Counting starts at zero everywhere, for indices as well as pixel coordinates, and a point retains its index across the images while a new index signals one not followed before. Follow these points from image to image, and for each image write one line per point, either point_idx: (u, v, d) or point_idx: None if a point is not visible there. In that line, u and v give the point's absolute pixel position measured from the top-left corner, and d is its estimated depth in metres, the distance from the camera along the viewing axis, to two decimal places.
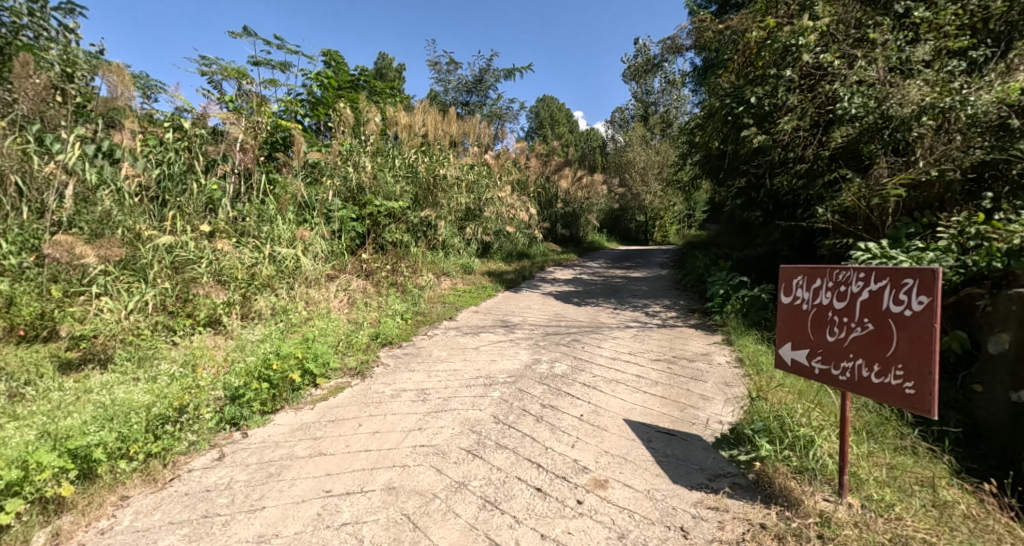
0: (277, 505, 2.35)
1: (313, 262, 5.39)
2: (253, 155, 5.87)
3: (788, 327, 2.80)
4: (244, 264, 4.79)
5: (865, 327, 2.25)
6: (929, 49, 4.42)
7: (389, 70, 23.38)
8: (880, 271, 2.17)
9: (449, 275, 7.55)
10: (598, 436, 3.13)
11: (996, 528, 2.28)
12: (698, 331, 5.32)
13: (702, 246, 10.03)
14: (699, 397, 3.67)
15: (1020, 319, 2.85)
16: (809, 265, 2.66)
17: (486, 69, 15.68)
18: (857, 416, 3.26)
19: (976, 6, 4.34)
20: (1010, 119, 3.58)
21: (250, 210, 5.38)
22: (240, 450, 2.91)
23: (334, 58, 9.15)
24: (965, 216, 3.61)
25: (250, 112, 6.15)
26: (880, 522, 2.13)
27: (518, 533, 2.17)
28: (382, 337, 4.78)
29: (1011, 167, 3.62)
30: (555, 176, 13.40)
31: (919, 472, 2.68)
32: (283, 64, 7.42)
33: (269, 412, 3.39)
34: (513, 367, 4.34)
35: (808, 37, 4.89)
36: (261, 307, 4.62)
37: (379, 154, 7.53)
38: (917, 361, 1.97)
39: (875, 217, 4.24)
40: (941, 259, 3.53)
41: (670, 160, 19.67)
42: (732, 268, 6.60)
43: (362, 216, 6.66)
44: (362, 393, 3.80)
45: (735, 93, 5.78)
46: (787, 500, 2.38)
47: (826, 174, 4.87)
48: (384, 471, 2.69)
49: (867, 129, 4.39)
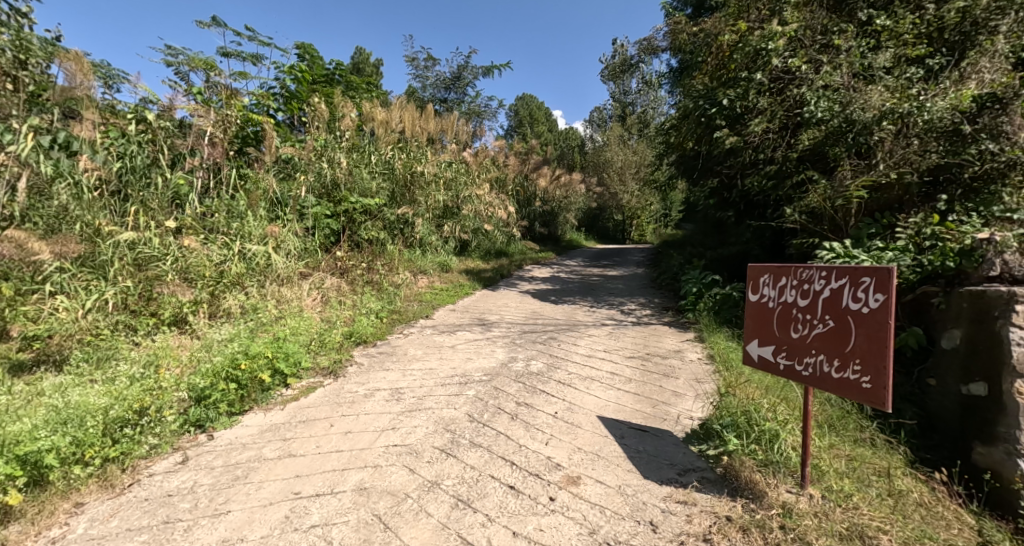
0: (243, 509, 2.30)
1: (286, 259, 5.28)
2: (222, 149, 5.71)
3: (755, 324, 2.87)
4: (213, 261, 4.65)
5: (827, 324, 2.32)
6: (889, 56, 4.57)
7: (366, 65, 22.95)
8: (841, 269, 2.25)
9: (426, 273, 7.50)
10: (572, 433, 3.15)
11: (945, 515, 2.40)
12: (671, 328, 5.41)
13: (677, 245, 10.24)
14: (671, 393, 3.73)
15: (971, 316, 3.00)
16: (775, 264, 2.73)
17: (465, 66, 15.58)
18: (820, 410, 3.37)
19: (932, 16, 4.59)
20: (962, 125, 3.76)
21: (219, 206, 5.23)
22: (206, 453, 2.83)
23: (308, 52, 8.95)
24: (922, 217, 3.79)
25: (219, 105, 5.98)
26: (838, 511, 2.22)
27: (489, 531, 2.17)
28: (356, 336, 4.71)
29: (964, 171, 3.80)
30: (533, 175, 13.44)
31: (877, 463, 2.79)
32: (254, 56, 7.22)
33: (236, 414, 3.30)
34: (489, 365, 4.34)
35: (777, 41, 5.02)
36: (230, 306, 4.48)
37: (355, 150, 7.43)
38: (873, 357, 2.05)
39: (840, 217, 4.39)
40: (899, 258, 3.68)
41: (647, 160, 19.96)
42: (706, 267, 6.74)
43: (337, 213, 6.55)
44: (335, 392, 3.73)
45: (708, 95, 5.90)
46: (752, 493, 2.44)
47: (794, 175, 5.02)
48: (356, 471, 2.66)
49: (832, 132, 4.52)
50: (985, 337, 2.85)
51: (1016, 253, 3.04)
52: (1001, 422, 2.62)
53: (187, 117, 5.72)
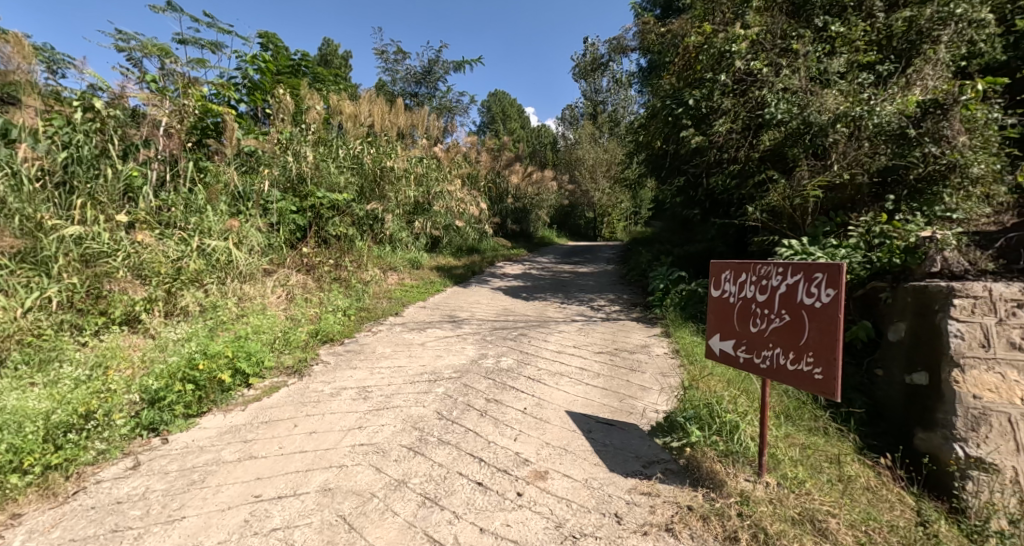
0: (199, 514, 2.21)
1: (248, 255, 5.12)
2: (179, 140, 5.46)
3: (717, 319, 2.95)
4: (169, 257, 4.45)
5: (783, 318, 2.42)
6: (843, 62, 4.77)
7: (334, 57, 22.35)
8: (796, 265, 2.34)
9: (396, 270, 7.39)
10: (540, 429, 3.17)
11: (889, 497, 2.54)
12: (639, 324, 5.52)
13: (646, 242, 10.47)
14: (638, 387, 3.81)
15: (914, 310, 3.18)
16: (735, 260, 2.81)
17: (436, 61, 15.43)
18: (777, 401, 3.51)
19: (882, 24, 4.90)
20: (907, 129, 3.94)
21: (176, 199, 5.00)
22: (159, 457, 2.70)
23: (272, 41, 8.64)
24: (871, 216, 4.00)
25: (176, 95, 5.70)
26: (792, 497, 2.32)
27: (456, 528, 2.16)
28: (322, 334, 4.60)
29: (909, 172, 4.02)
30: (506, 171, 13.43)
31: (829, 450, 2.93)
32: (214, 43, 6.92)
33: (193, 416, 3.16)
34: (459, 362, 4.32)
35: (739, 44, 5.15)
36: (188, 304, 4.30)
37: (321, 144, 7.24)
38: (825, 349, 2.15)
39: (798, 216, 4.59)
40: (851, 255, 3.88)
41: (617, 159, 20.27)
42: (673, 263, 6.91)
43: (303, 208, 6.37)
44: (299, 392, 3.63)
45: (675, 95, 6.02)
46: (712, 482, 2.52)
47: (756, 174, 5.21)
48: (320, 472, 2.59)
49: (792, 134, 4.67)
50: (927, 329, 3.02)
51: (954, 249, 3.26)
52: (940, 409, 2.79)
53: (140, 106, 5.43)
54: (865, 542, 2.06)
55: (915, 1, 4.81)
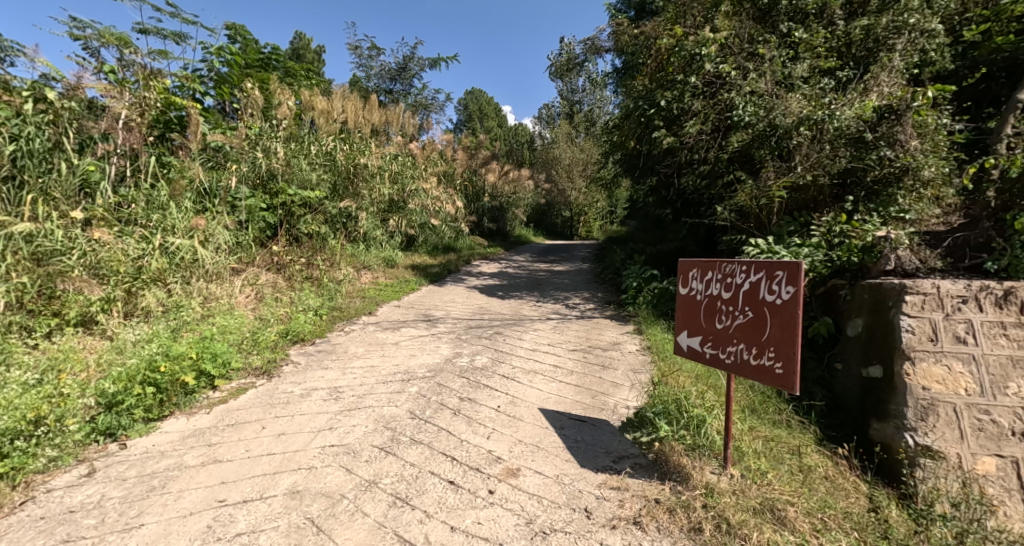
0: (158, 521, 2.14)
1: (214, 254, 4.98)
2: (140, 134, 5.24)
3: (685, 316, 3.01)
4: (128, 255, 4.31)
5: (746, 315, 2.50)
6: (806, 67, 4.94)
7: (307, 52, 21.89)
8: (759, 264, 2.42)
9: (371, 268, 7.29)
10: (513, 426, 3.19)
11: (846, 486, 2.66)
12: (612, 322, 5.60)
13: (620, 241, 10.62)
14: (610, 383, 3.87)
15: (870, 306, 3.33)
16: (703, 259, 2.88)
17: (411, 57, 15.28)
18: (743, 395, 3.62)
19: (841, 32, 5.07)
20: (865, 133, 4.12)
21: (137, 195, 4.85)
22: (116, 463, 2.59)
23: (240, 33, 8.39)
24: (832, 216, 4.16)
25: (136, 87, 5.48)
26: (753, 488, 2.40)
27: (427, 527, 2.15)
28: (292, 333, 4.49)
29: (866, 174, 4.19)
30: (482, 169, 13.39)
31: (791, 442, 3.04)
32: (178, 34, 6.68)
33: (154, 420, 3.04)
34: (433, 361, 4.30)
35: (709, 48, 5.28)
36: (149, 304, 4.15)
37: (292, 140, 7.10)
38: (785, 344, 2.23)
39: (764, 216, 4.73)
40: (814, 254, 4.01)
41: (594, 159, 20.45)
42: (646, 262, 7.04)
43: (274, 205, 6.23)
44: (268, 393, 3.56)
45: (647, 96, 6.09)
46: (679, 475, 2.58)
47: (725, 175, 5.34)
48: (288, 474, 2.54)
49: (759, 135, 4.81)
50: (882, 324, 3.15)
51: (905, 248, 3.47)
52: (893, 400, 2.91)
53: (97, 97, 5.21)
54: (821, 529, 2.15)
55: (872, 10, 5.02)
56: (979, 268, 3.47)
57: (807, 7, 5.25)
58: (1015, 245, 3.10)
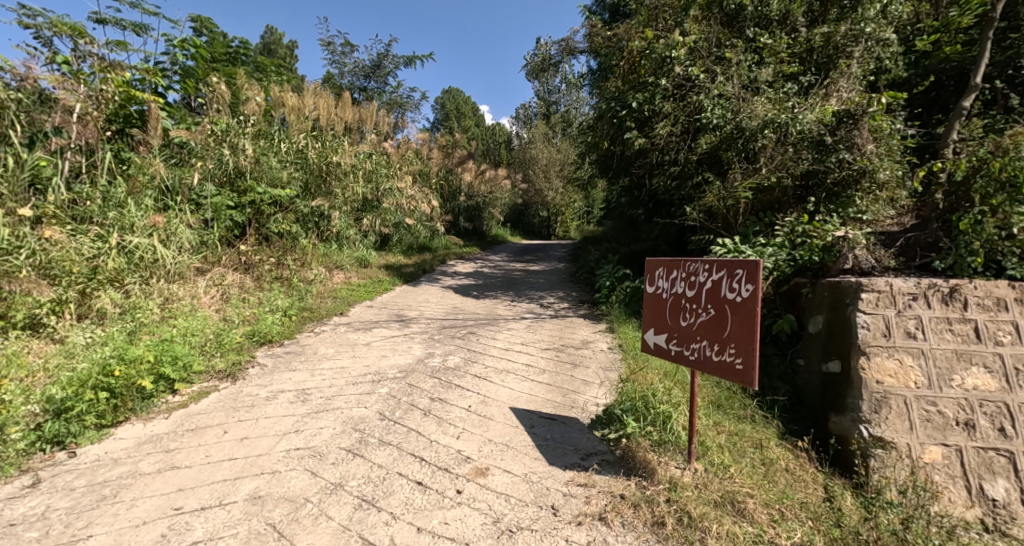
0: (108, 532, 2.06)
1: (176, 254, 4.82)
2: (96, 128, 5.05)
3: (652, 314, 3.05)
4: (83, 255, 4.15)
5: (709, 312, 2.55)
6: (771, 72, 5.10)
7: (279, 47, 21.45)
8: (720, 262, 2.49)
9: (343, 268, 7.17)
10: (483, 426, 3.18)
11: (805, 477, 2.74)
12: (586, 320, 5.65)
13: (595, 241, 10.74)
14: (581, 381, 3.91)
15: (830, 304, 3.44)
16: (668, 258, 2.94)
17: (385, 55, 15.11)
18: (710, 391, 3.69)
19: (803, 39, 5.24)
20: (825, 136, 4.26)
21: (93, 192, 4.67)
22: (64, 473, 2.48)
23: (207, 26, 8.14)
24: (795, 217, 4.29)
25: (92, 79, 5.27)
26: (715, 481, 2.46)
27: (393, 529, 2.13)
28: (259, 335, 4.39)
29: (827, 176, 4.33)
30: (458, 169, 13.36)
31: (754, 436, 3.12)
32: (139, 25, 6.45)
33: (107, 426, 2.91)
34: (405, 361, 4.25)
35: (679, 51, 5.39)
36: (104, 306, 3.99)
37: (261, 137, 6.95)
38: (745, 341, 2.29)
39: (731, 216, 4.84)
40: (777, 253, 4.14)
41: (570, 159, 20.65)
42: (620, 261, 7.12)
43: (242, 204, 6.09)
44: (231, 396, 3.46)
45: (619, 97, 6.15)
46: (645, 471, 2.62)
47: (694, 177, 5.46)
48: (249, 480, 2.48)
49: (726, 138, 4.95)
50: (840, 321, 3.27)
51: (862, 248, 3.64)
52: (849, 394, 3.01)
53: (50, 90, 5.01)
54: (778, 519, 2.22)
55: (831, 18, 5.21)
56: (928, 267, 3.64)
57: (771, 13, 5.42)
58: (960, 245, 3.27)
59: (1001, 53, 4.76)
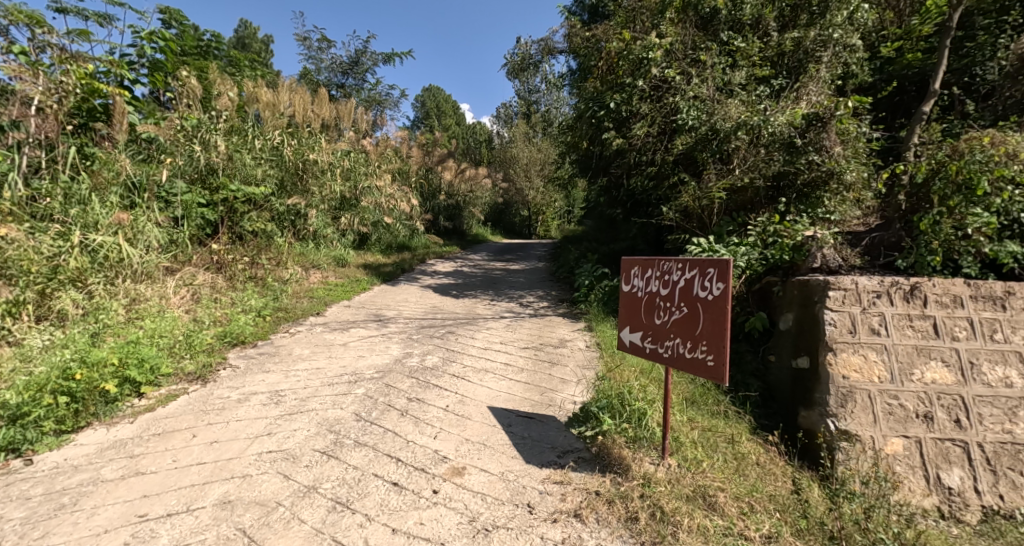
0: (67, 541, 1.98)
1: (143, 252, 4.65)
2: (56, 122, 4.87)
3: (627, 312, 3.09)
4: (42, 254, 3.99)
5: (682, 310, 2.59)
6: (743, 75, 5.23)
7: (253, 41, 20.94)
8: (692, 261, 2.54)
9: (320, 268, 7.06)
10: (461, 425, 3.17)
11: (775, 470, 2.81)
12: (564, 319, 5.69)
13: (575, 240, 10.84)
14: (558, 380, 3.93)
15: (800, 301, 3.54)
16: (643, 257, 2.98)
17: (364, 51, 14.91)
18: (685, 388, 3.75)
19: (774, 43, 5.38)
20: (795, 138, 4.38)
21: (53, 189, 4.48)
22: (19, 482, 2.37)
23: (176, 18, 7.88)
24: (767, 217, 4.40)
25: (52, 71, 5.07)
26: (687, 477, 2.51)
27: (367, 531, 2.11)
28: (231, 336, 4.29)
29: (797, 177, 4.44)
30: (438, 167, 13.30)
31: (727, 431, 3.18)
32: (103, 15, 6.21)
33: (67, 432, 2.80)
34: (382, 361, 4.21)
35: (655, 53, 5.46)
36: (64, 307, 3.84)
37: (235, 133, 6.77)
38: (716, 337, 2.34)
39: (705, 216, 4.93)
40: (750, 252, 4.24)
41: (551, 159, 20.80)
42: (599, 260, 7.19)
43: (214, 201, 5.92)
44: (201, 399, 3.36)
45: (597, 98, 6.20)
46: (620, 467, 2.65)
47: (670, 177, 5.55)
48: (219, 484, 2.41)
49: (701, 139, 5.03)
50: (809, 318, 3.37)
51: (830, 248, 3.75)
52: (817, 389, 3.10)
53: (6, 81, 4.81)
54: (747, 511, 2.27)
55: (802, 24, 5.36)
56: (891, 265, 3.78)
57: (743, 17, 5.53)
58: (921, 244, 3.39)
59: (958, 61, 4.99)
